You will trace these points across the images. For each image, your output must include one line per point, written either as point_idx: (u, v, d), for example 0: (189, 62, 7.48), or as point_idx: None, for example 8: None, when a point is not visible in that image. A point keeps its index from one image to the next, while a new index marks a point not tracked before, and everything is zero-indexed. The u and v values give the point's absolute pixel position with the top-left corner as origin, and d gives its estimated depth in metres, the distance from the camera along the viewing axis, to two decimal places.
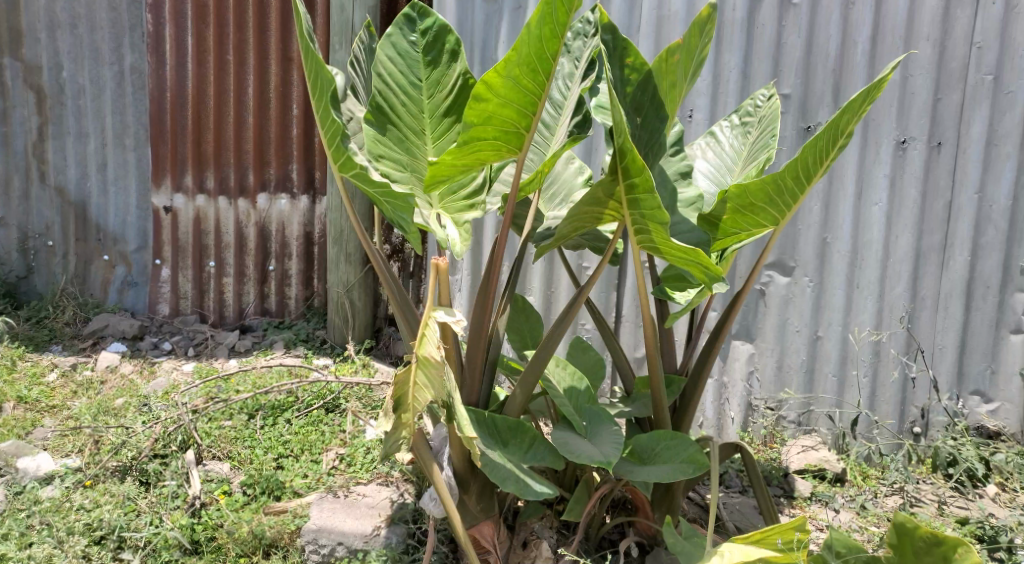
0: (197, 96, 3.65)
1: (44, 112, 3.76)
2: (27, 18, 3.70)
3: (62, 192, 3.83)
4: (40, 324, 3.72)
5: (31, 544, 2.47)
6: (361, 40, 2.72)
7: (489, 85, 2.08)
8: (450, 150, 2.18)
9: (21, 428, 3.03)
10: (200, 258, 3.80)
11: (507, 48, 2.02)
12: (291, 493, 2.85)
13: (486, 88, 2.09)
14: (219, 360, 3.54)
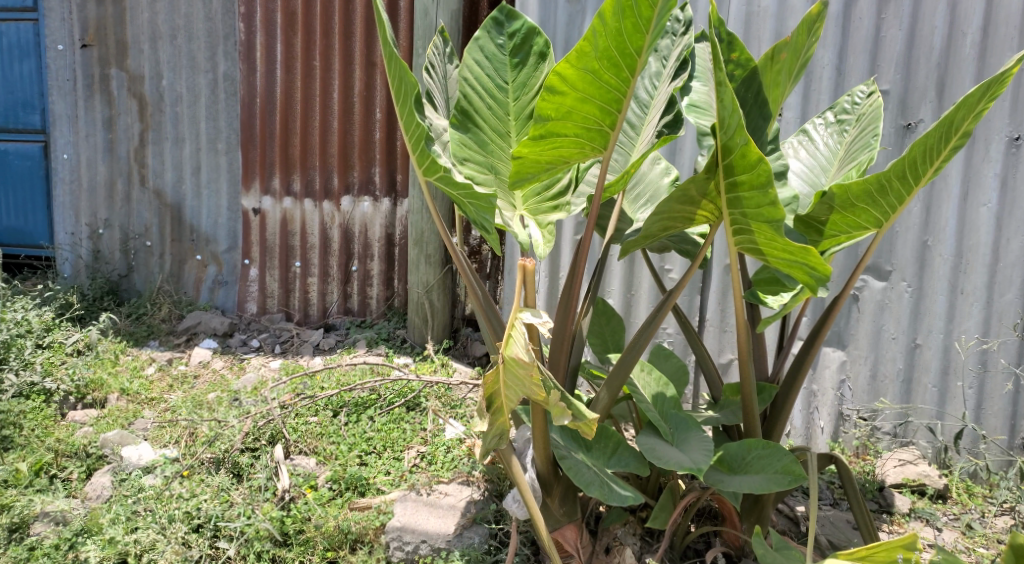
0: (286, 101, 3.78)
1: (145, 119, 3.96)
2: (132, 30, 3.90)
3: (160, 195, 4.02)
4: (139, 321, 3.91)
5: (136, 530, 2.60)
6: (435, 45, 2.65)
7: (563, 77, 2.02)
8: (524, 142, 2.13)
9: (124, 418, 3.19)
10: (287, 259, 3.92)
11: (582, 40, 1.96)
12: (375, 489, 2.91)
13: (560, 80, 2.02)
14: (304, 358, 3.64)
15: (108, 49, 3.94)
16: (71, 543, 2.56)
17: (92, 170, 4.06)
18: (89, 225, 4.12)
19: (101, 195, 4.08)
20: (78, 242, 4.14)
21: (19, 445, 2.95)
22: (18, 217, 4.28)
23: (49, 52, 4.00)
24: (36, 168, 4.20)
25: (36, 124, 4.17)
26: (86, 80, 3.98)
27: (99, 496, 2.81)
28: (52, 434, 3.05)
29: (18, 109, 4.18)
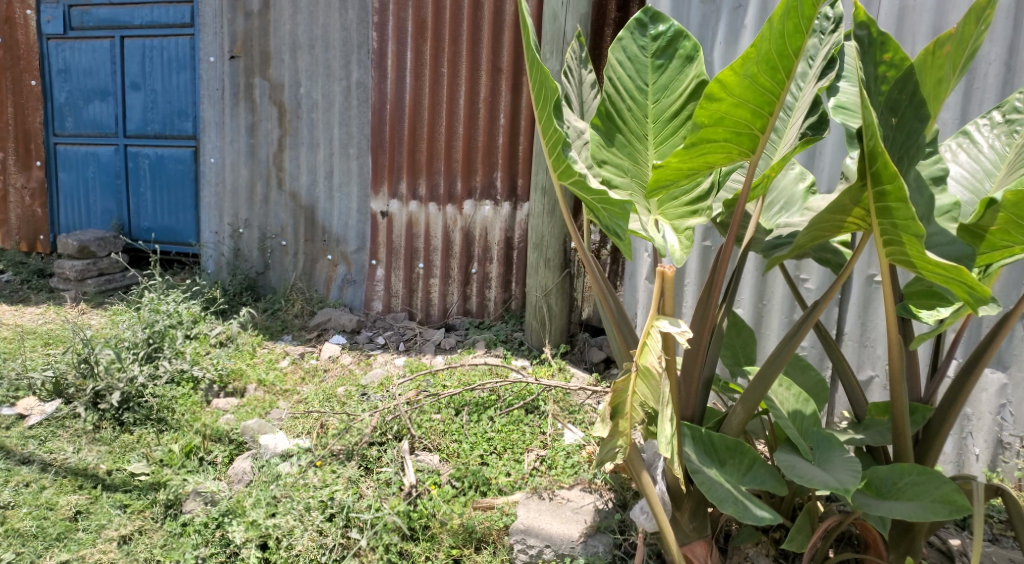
0: (414, 107, 3.89)
1: (284, 125, 4.19)
2: (274, 41, 4.14)
3: (295, 197, 4.24)
4: (274, 316, 4.16)
5: (276, 514, 2.75)
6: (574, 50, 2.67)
7: (723, 84, 2.00)
8: (675, 151, 2.11)
9: (262, 408, 3.38)
10: (411, 260, 4.04)
11: (748, 45, 1.93)
12: (496, 490, 2.93)
13: (721, 87, 2.00)
14: (426, 356, 3.73)
15: (253, 59, 4.19)
16: (218, 522, 2.74)
17: (235, 173, 4.34)
18: (231, 224, 4.41)
19: (242, 197, 4.35)
20: (221, 240, 4.44)
21: (173, 428, 3.22)
22: (170, 216, 4.62)
23: (201, 64, 4.30)
24: (188, 171, 4.52)
25: (188, 131, 4.49)
26: (232, 89, 4.26)
27: (241, 480, 2.97)
28: (199, 418, 3.26)
29: (173, 117, 4.51)
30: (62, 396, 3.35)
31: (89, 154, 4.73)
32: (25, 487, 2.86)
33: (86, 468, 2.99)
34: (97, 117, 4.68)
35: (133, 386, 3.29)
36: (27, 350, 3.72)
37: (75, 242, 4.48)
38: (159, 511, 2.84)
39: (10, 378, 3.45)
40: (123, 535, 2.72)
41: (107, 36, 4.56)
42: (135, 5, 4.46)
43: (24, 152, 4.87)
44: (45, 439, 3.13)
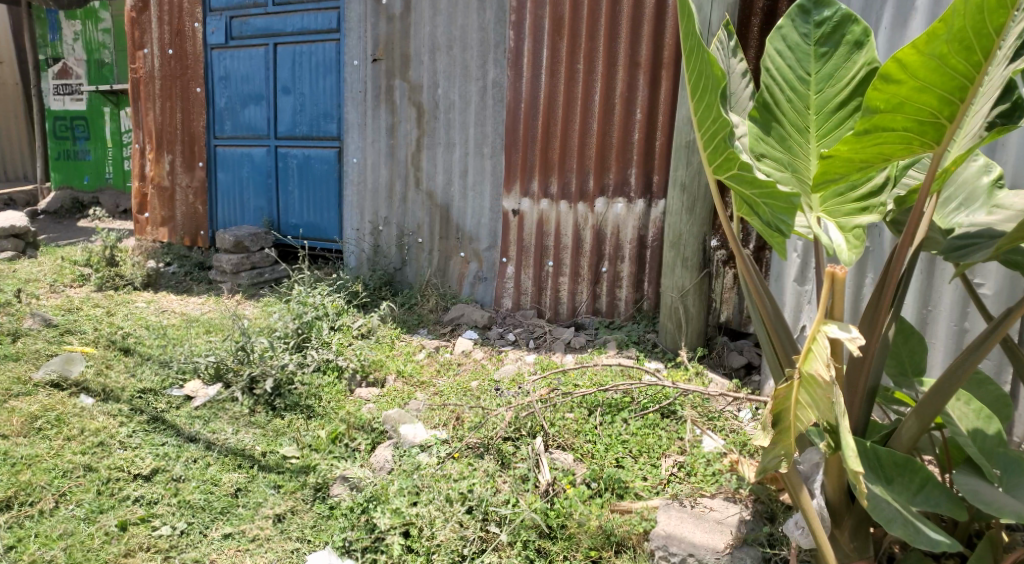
0: (548, 105, 3.89)
1: (422, 125, 4.31)
2: (414, 43, 4.27)
3: (431, 196, 4.36)
4: (410, 310, 4.30)
5: (418, 503, 2.82)
6: (721, 39, 2.55)
7: (904, 65, 1.82)
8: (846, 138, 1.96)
9: (401, 399, 3.49)
10: (541, 258, 4.04)
11: (937, 21, 1.74)
12: (633, 494, 2.86)
13: (900, 67, 1.83)
14: (557, 354, 3.71)
15: (394, 61, 4.35)
16: (363, 507, 2.83)
17: (376, 172, 4.52)
18: (371, 222, 4.60)
19: (382, 195, 4.53)
20: (362, 237, 4.64)
21: (320, 415, 3.39)
22: (316, 214, 4.87)
23: (346, 67, 4.50)
24: (332, 171, 4.74)
25: (332, 132, 4.71)
26: (374, 91, 4.43)
27: (382, 468, 3.06)
28: (343, 407, 3.43)
29: (319, 120, 4.74)
30: (222, 380, 3.61)
31: (244, 155, 5.07)
32: (192, 463, 3.09)
33: (244, 449, 3.19)
34: (252, 121, 5.00)
35: (284, 373, 3.51)
36: (191, 336, 4.03)
37: (231, 237, 4.80)
38: (309, 493, 2.98)
39: (178, 362, 3.74)
40: (277, 514, 2.87)
41: (262, 44, 4.85)
42: (287, 13, 4.71)
43: (189, 154, 5.28)
44: (208, 419, 3.37)
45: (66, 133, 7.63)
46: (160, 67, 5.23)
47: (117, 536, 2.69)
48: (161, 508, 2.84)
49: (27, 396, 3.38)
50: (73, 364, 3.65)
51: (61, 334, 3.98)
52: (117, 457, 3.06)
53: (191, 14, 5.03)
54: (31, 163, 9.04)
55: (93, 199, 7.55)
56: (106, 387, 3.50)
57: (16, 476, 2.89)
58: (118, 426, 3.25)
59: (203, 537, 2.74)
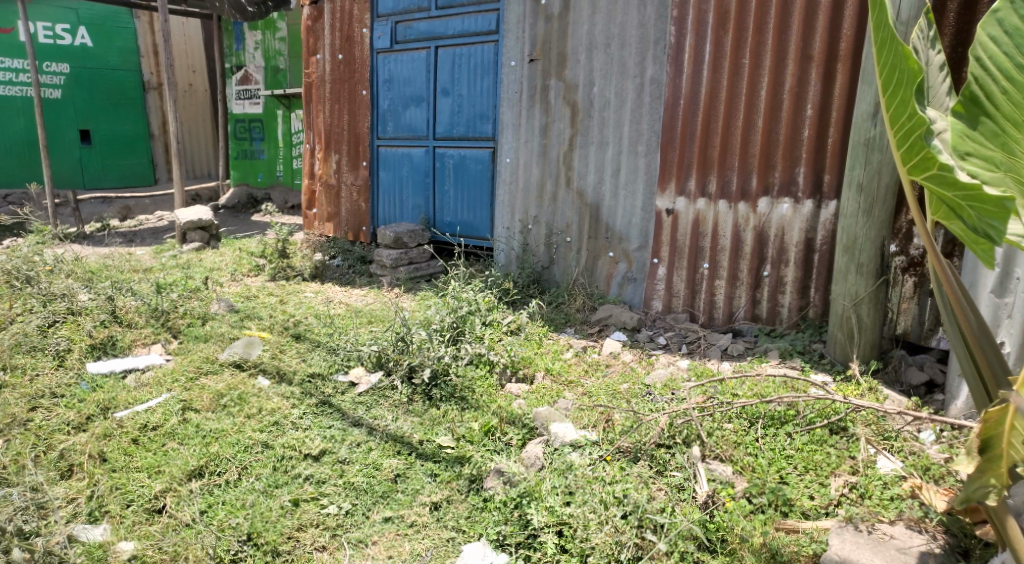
0: (709, 101, 3.77)
1: (575, 125, 4.31)
2: (572, 42, 4.26)
3: (582, 195, 4.35)
4: (558, 308, 4.32)
5: (572, 503, 2.80)
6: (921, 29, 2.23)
7: None
8: None
9: (550, 397, 3.50)
10: (695, 260, 3.92)
11: None
12: (799, 513, 2.68)
13: None
14: (712, 361, 3.58)
15: (551, 61, 4.37)
16: (516, 502, 2.86)
17: (528, 172, 4.58)
18: (522, 221, 4.67)
19: (533, 194, 4.58)
20: (512, 235, 4.71)
21: (473, 407, 3.48)
22: (469, 213, 5.00)
23: (503, 68, 4.58)
24: (486, 170, 4.84)
25: (487, 132, 4.80)
26: (530, 91, 4.48)
27: (532, 465, 3.05)
28: (495, 401, 3.50)
29: (475, 121, 4.85)
30: (383, 369, 3.79)
31: (404, 155, 5.27)
32: (356, 447, 3.26)
33: (403, 436, 3.33)
34: (412, 122, 5.19)
35: (440, 364, 3.64)
36: (354, 326, 4.27)
37: (391, 234, 5.01)
38: (464, 484, 3.05)
39: (344, 350, 3.97)
40: (434, 502, 2.97)
41: (424, 47, 5.01)
42: (449, 16, 4.84)
43: (353, 153, 5.58)
44: (370, 405, 3.55)
45: (245, 134, 8.37)
46: (331, 72, 5.57)
47: (291, 510, 2.89)
48: (329, 488, 3.02)
49: (214, 374, 3.72)
50: (252, 347, 3.97)
51: (242, 319, 4.34)
52: (291, 436, 3.28)
53: (360, 20, 5.30)
54: (215, 162, 9.92)
55: (265, 195, 8.21)
56: (280, 370, 3.78)
57: (207, 447, 3.17)
58: (291, 408, 3.49)
59: (366, 518, 2.89)
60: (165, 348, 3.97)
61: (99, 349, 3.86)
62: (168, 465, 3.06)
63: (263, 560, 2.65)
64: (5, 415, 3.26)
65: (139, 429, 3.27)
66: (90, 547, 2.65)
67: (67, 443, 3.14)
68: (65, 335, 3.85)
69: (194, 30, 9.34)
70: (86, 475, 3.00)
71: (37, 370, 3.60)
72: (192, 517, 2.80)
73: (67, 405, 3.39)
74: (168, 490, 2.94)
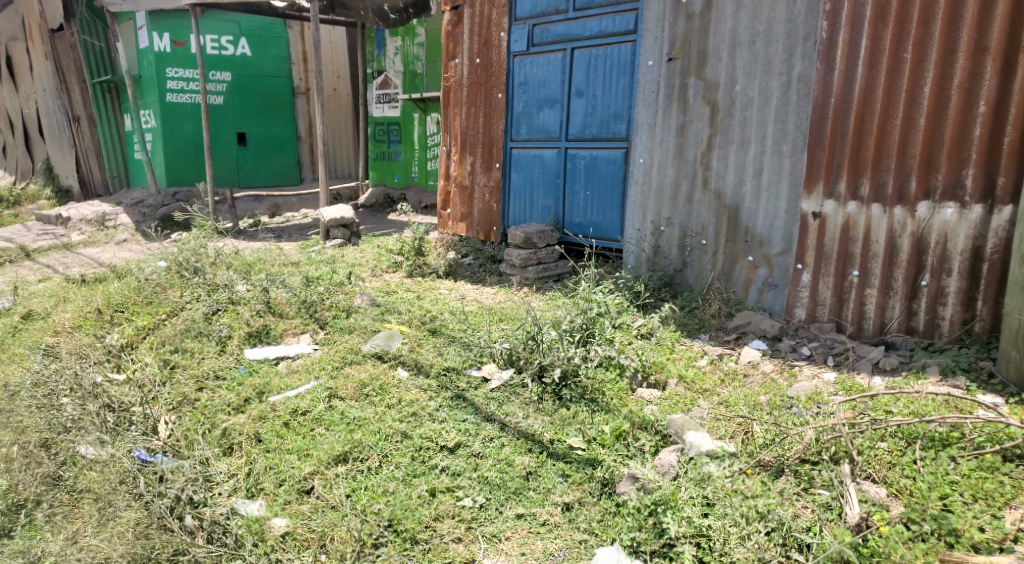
0: (865, 99, 3.55)
1: (715, 124, 4.18)
2: (714, 40, 4.14)
3: (720, 196, 4.22)
4: (691, 313, 4.21)
5: (711, 515, 2.72)
6: None
7: None
8: None
9: (684, 404, 3.42)
10: (844, 267, 3.71)
11: None
12: (968, 545, 2.42)
13: None
14: (862, 376, 3.37)
15: (690, 60, 4.26)
16: (650, 510, 2.77)
17: (662, 173, 4.49)
18: (653, 222, 4.58)
19: (666, 196, 4.49)
20: (643, 237, 4.64)
21: (604, 409, 3.46)
22: (599, 214, 4.97)
23: (640, 68, 4.51)
24: (619, 171, 4.79)
25: (621, 133, 4.75)
26: (667, 91, 4.39)
27: (666, 473, 2.98)
28: (626, 405, 3.47)
29: (609, 121, 4.81)
30: (514, 366, 3.84)
31: (536, 157, 5.32)
32: (489, 442, 3.32)
33: (534, 434, 3.35)
34: (546, 124, 5.22)
35: (570, 365, 3.64)
36: (486, 323, 4.35)
37: (522, 234, 5.05)
38: (596, 487, 3.03)
39: (477, 346, 4.06)
40: (566, 502, 2.97)
41: (560, 49, 5.03)
42: (586, 17, 4.83)
43: (487, 155, 5.69)
44: (502, 402, 3.61)
45: (383, 137, 8.77)
46: (468, 75, 5.71)
47: (428, 500, 2.99)
48: (464, 480, 3.09)
49: (358, 363, 3.92)
50: (392, 340, 4.15)
51: (382, 313, 4.54)
52: (428, 427, 3.39)
53: (498, 24, 5.39)
54: (355, 163, 10.47)
55: (401, 196, 8.54)
56: (418, 363, 3.93)
57: (351, 433, 3.34)
58: (428, 400, 3.61)
59: (499, 513, 2.94)
60: (313, 338, 4.23)
61: (256, 336, 4.17)
62: (316, 449, 3.24)
63: (402, 547, 2.76)
64: (177, 394, 3.60)
65: (291, 413, 3.49)
66: (249, 520, 2.87)
67: (229, 422, 3.41)
68: (227, 323, 4.20)
69: (339, 38, 9.87)
70: (244, 453, 3.24)
71: (203, 354, 3.94)
72: (339, 500, 2.96)
73: (229, 388, 3.67)
74: (317, 472, 3.12)
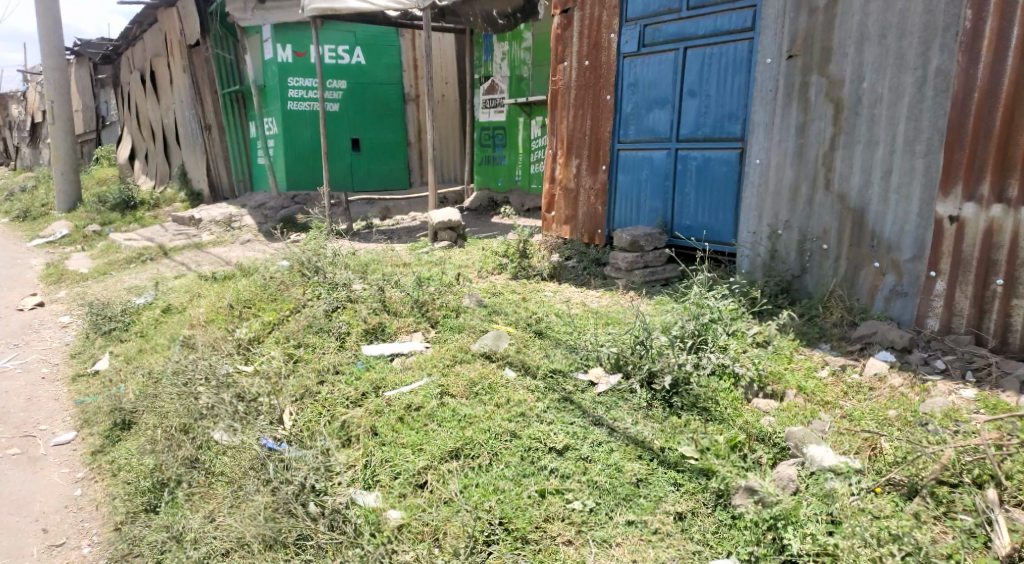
0: (1014, 93, 3.30)
1: (839, 123, 3.99)
2: (839, 35, 3.95)
3: (844, 198, 4.01)
4: (811, 321, 4.02)
5: (837, 534, 2.59)
6: None
7: None
8: None
9: (804, 416, 3.27)
10: (986, 275, 3.45)
11: None
12: None
13: None
14: (1007, 394, 3.14)
15: (813, 56, 4.08)
16: (770, 524, 2.68)
17: (779, 174, 4.32)
18: (769, 226, 4.41)
19: (784, 198, 4.31)
20: (758, 241, 4.47)
21: (718, 419, 3.35)
22: (712, 216, 4.84)
23: (758, 66, 4.36)
24: (733, 172, 4.65)
25: (736, 133, 4.61)
26: (787, 89, 4.22)
27: (785, 487, 2.86)
28: (740, 415, 3.34)
29: (724, 121, 4.68)
30: (622, 371, 3.80)
31: (645, 158, 5.25)
32: (597, 446, 3.29)
33: (644, 441, 3.28)
34: (656, 125, 5.13)
35: (681, 372, 3.56)
36: (592, 327, 4.34)
37: (629, 236, 5.01)
38: (710, 498, 2.94)
39: (584, 349, 4.04)
40: (678, 512, 2.90)
41: (672, 49, 4.94)
42: (701, 16, 4.72)
43: (593, 157, 5.65)
44: (610, 406, 3.56)
45: (488, 141, 8.89)
46: (577, 78, 5.68)
47: (538, 500, 3.00)
48: (573, 483, 3.07)
49: (467, 362, 3.99)
50: (500, 340, 4.19)
51: (490, 314, 4.61)
52: (537, 428, 3.40)
53: (608, 25, 5.35)
54: (461, 167, 10.66)
55: (505, 199, 8.63)
56: (526, 363, 3.95)
57: (462, 431, 3.40)
58: (535, 401, 3.62)
59: (609, 519, 2.91)
60: (424, 336, 4.35)
61: (372, 334, 4.33)
62: (429, 444, 3.32)
63: (513, 546, 2.79)
64: (300, 386, 3.78)
65: (405, 408, 3.59)
66: (366, 511, 2.97)
67: (347, 414, 3.55)
68: (346, 320, 4.39)
69: (448, 45, 10.12)
70: (362, 445, 3.36)
71: (324, 349, 4.13)
72: (452, 495, 3.02)
73: (347, 382, 3.83)
74: (429, 467, 3.20)
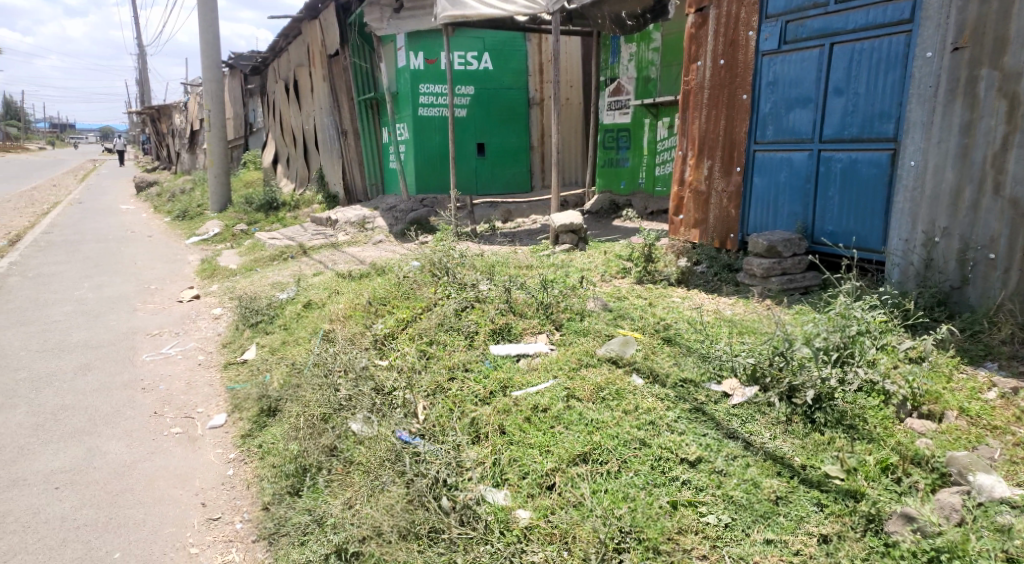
0: None
1: (1013, 122, 3.65)
2: (1018, 23, 3.60)
3: (1017, 203, 3.67)
4: (975, 338, 3.70)
5: None
6: None
7: None
8: None
9: (967, 440, 3.00)
10: None
11: None
12: None
13: None
14: None
15: (983, 48, 3.73)
16: (931, 556, 2.50)
17: (939, 177, 3.98)
18: (925, 233, 4.07)
19: (944, 202, 3.97)
20: (911, 249, 4.14)
21: (866, 438, 3.13)
22: (859, 222, 4.56)
23: (916, 61, 4.05)
24: (885, 175, 4.36)
25: (890, 133, 4.32)
26: (950, 84, 3.88)
27: (948, 517, 2.64)
28: (893, 436, 3.11)
29: (875, 120, 4.40)
30: (758, 384, 3.61)
31: (784, 160, 5.02)
32: (732, 460, 3.15)
33: (783, 457, 3.12)
34: (797, 125, 4.90)
35: (825, 387, 3.34)
36: (725, 335, 4.18)
37: (765, 242, 4.81)
38: (859, 522, 2.74)
39: (717, 358, 3.88)
40: (823, 534, 2.73)
41: (818, 45, 4.70)
42: (851, 10, 4.46)
43: (727, 158, 5.43)
44: (746, 419, 3.41)
45: (612, 144, 8.81)
46: (710, 78, 5.47)
47: (670, 511, 2.91)
48: (707, 496, 2.97)
49: (594, 366, 3.96)
50: (627, 345, 4.12)
51: (615, 318, 4.56)
52: (667, 438, 3.31)
53: (747, 23, 5.13)
54: (582, 170, 10.59)
55: (627, 202, 8.51)
56: (654, 370, 3.86)
57: (590, 435, 3.36)
58: (665, 410, 3.52)
59: (746, 536, 2.78)
60: (549, 338, 4.35)
61: (498, 334, 4.39)
62: (557, 446, 3.31)
63: (645, 555, 2.73)
64: (432, 382, 3.89)
65: (532, 409, 3.60)
66: (496, 508, 3.01)
67: (477, 412, 3.61)
68: (474, 320, 4.47)
69: (574, 48, 10.15)
70: (491, 443, 3.39)
71: (454, 347, 4.23)
72: (583, 498, 3.00)
73: (476, 379, 3.90)
74: (558, 469, 3.18)
